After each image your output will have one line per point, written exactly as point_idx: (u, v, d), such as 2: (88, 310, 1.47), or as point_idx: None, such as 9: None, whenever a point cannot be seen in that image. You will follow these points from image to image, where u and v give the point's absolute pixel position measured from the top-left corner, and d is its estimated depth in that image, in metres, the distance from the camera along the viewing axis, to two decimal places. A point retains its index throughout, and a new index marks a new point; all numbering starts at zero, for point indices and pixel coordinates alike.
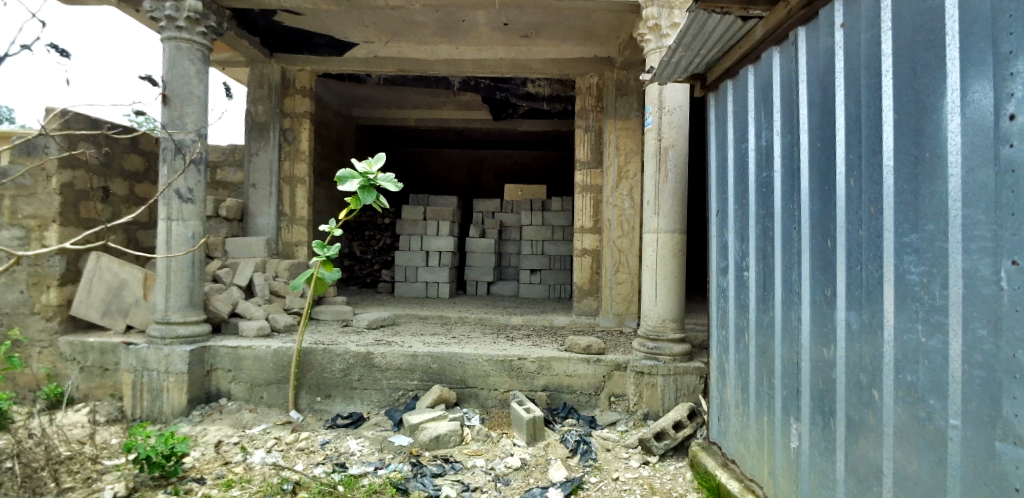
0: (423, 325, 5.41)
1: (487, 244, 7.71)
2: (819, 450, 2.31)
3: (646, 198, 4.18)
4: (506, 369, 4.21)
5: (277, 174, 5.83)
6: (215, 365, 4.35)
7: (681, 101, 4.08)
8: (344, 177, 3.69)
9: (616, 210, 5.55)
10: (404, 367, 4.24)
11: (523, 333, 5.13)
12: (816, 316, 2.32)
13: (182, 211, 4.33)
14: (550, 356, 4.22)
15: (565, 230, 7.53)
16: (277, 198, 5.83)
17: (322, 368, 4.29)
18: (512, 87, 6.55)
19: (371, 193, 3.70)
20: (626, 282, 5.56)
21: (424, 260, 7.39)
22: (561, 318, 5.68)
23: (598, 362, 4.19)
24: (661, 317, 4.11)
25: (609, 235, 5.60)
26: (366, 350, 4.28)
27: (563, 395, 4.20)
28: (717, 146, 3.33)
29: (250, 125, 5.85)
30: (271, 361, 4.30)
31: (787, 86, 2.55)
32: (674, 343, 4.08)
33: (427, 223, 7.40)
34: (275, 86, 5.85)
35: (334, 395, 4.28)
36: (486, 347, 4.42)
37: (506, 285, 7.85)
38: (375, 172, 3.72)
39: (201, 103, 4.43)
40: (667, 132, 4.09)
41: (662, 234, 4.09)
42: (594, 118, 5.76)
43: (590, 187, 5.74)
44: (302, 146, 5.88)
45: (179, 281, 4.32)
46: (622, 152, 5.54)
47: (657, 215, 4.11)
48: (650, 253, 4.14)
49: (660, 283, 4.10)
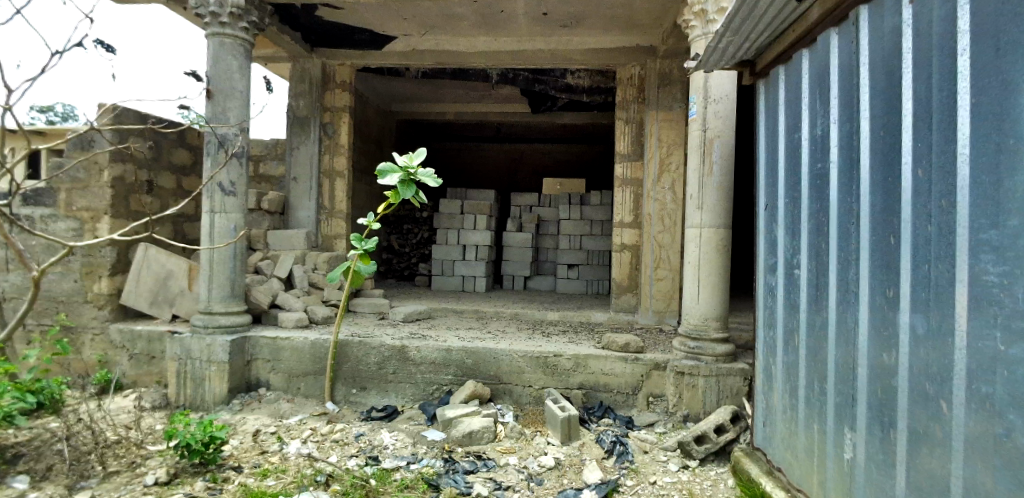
0: (459, 319, 5.38)
1: (524, 239, 7.63)
2: (876, 464, 2.13)
3: (690, 191, 4.01)
4: (541, 366, 4.13)
5: (317, 168, 5.90)
6: (255, 355, 4.43)
7: (728, 90, 3.89)
8: (384, 171, 3.66)
9: (658, 204, 5.38)
10: (439, 362, 4.22)
11: (559, 329, 5.04)
12: (875, 320, 2.14)
13: (225, 204, 4.41)
14: (586, 353, 4.11)
15: (603, 225, 7.38)
16: (317, 192, 5.90)
17: (358, 360, 4.30)
18: (551, 79, 6.42)
19: (411, 188, 3.66)
20: (666, 279, 5.38)
21: (461, 254, 7.38)
22: (599, 314, 5.56)
23: (636, 361, 4.05)
24: (704, 315, 3.93)
25: (650, 230, 5.43)
26: (401, 344, 4.27)
27: (599, 393, 4.09)
28: (767, 136, 3.14)
29: (291, 119, 5.94)
30: (308, 353, 4.34)
31: (847, 70, 2.36)
32: (717, 344, 3.90)
33: (464, 217, 7.38)
34: (316, 81, 5.91)
35: (369, 387, 4.30)
36: (521, 343, 4.35)
37: (543, 280, 7.76)
38: (416, 167, 3.68)
39: (243, 98, 4.49)
40: (712, 123, 3.91)
41: (705, 230, 3.92)
42: (635, 109, 5.58)
43: (630, 180, 5.58)
44: (342, 140, 5.93)
45: (222, 273, 4.41)
46: (663, 144, 5.35)
47: (700, 209, 3.94)
48: (693, 249, 3.98)
49: (703, 281, 3.94)
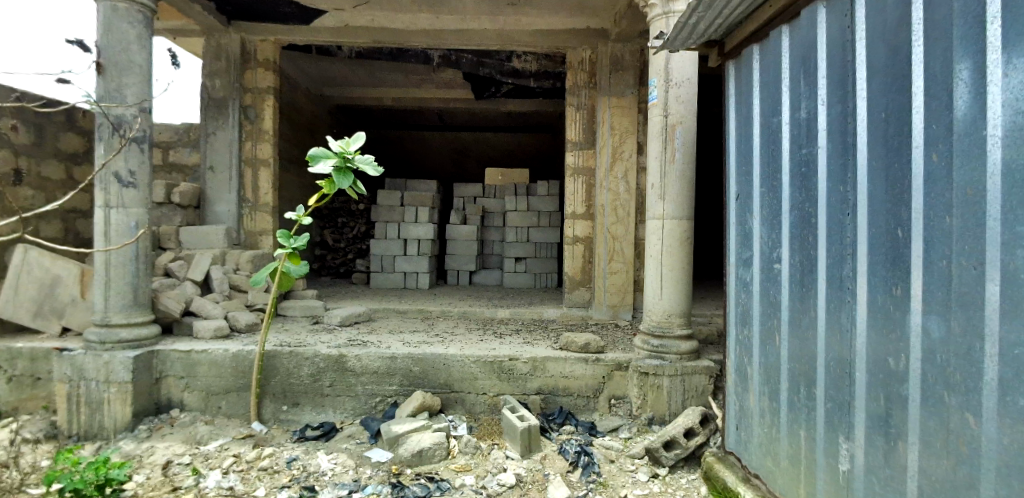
0: (402, 321, 4.94)
1: (469, 231, 7.26)
2: (878, 477, 1.97)
3: (651, 180, 3.77)
4: (495, 371, 3.79)
5: (237, 156, 5.25)
6: (165, 372, 3.84)
7: (691, 73, 3.68)
8: (316, 156, 3.17)
9: (611, 194, 5.16)
10: (381, 371, 3.80)
11: (512, 328, 4.71)
12: (878, 321, 1.96)
13: (123, 197, 3.75)
14: (544, 356, 3.81)
15: (551, 216, 7.12)
16: (237, 183, 5.25)
17: (288, 373, 3.81)
18: (497, 62, 6.03)
19: (348, 176, 3.19)
20: (620, 272, 5.19)
21: (402, 249, 6.91)
22: (551, 310, 5.28)
23: (597, 363, 3.79)
24: (667, 312, 3.71)
25: (603, 221, 5.19)
26: (338, 353, 3.80)
27: (559, 398, 3.81)
28: (738, 121, 2.94)
29: (206, 101, 5.25)
30: (230, 367, 3.81)
31: (838, 46, 2.15)
32: (681, 341, 3.69)
33: (404, 209, 6.92)
34: (233, 58, 5.24)
35: (303, 403, 3.81)
36: (471, 347, 3.99)
37: (489, 274, 7.43)
38: (353, 152, 3.22)
39: (143, 72, 3.83)
40: (673, 108, 3.68)
41: (668, 221, 3.69)
42: (586, 95, 5.31)
43: (583, 169, 5.30)
44: (266, 125, 5.30)
45: (121, 278, 3.76)
46: (616, 132, 5.14)
47: (662, 199, 3.71)
48: (655, 241, 3.74)
49: (666, 275, 3.71)
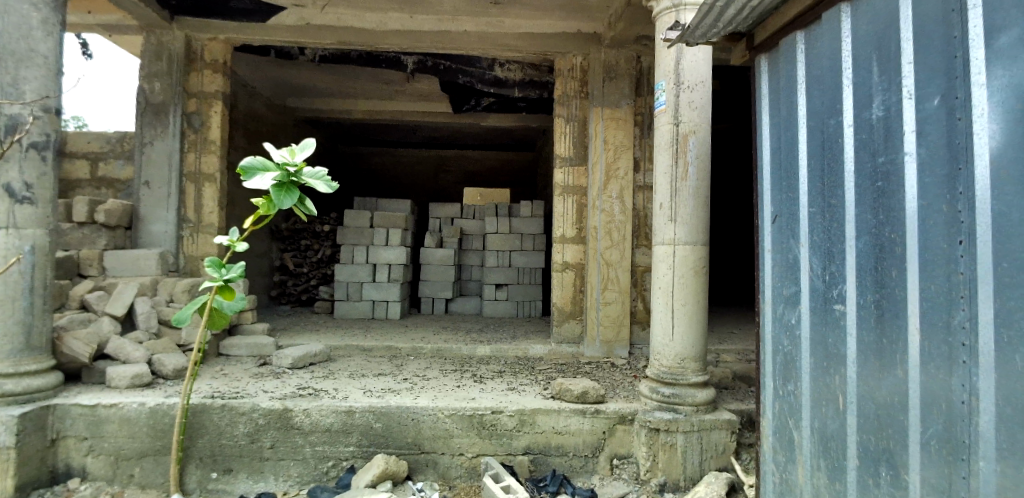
0: (365, 362, 4.25)
1: (446, 255, 6.62)
2: None
3: (658, 199, 3.22)
4: (474, 427, 3.14)
5: (177, 169, 4.57)
6: (64, 432, 3.10)
7: (705, 75, 3.17)
8: (249, 169, 2.49)
9: (604, 216, 4.61)
10: (335, 429, 3.11)
11: (493, 370, 4.06)
12: (1016, 389, 1.46)
13: (16, 215, 3.02)
14: (532, 408, 3.17)
15: (535, 239, 6.55)
16: (177, 200, 4.56)
17: (218, 432, 3.09)
18: (477, 70, 5.48)
19: (292, 195, 2.53)
20: (615, 303, 4.60)
21: (370, 275, 6.23)
22: (537, 347, 4.65)
23: (595, 415, 3.17)
24: (679, 356, 3.12)
25: (595, 245, 4.63)
26: (282, 406, 3.11)
27: (551, 459, 3.17)
28: (773, 127, 2.43)
29: (142, 106, 4.57)
30: (147, 426, 3.09)
31: (935, 23, 1.67)
32: (697, 389, 3.09)
33: (374, 231, 6.27)
34: (176, 57, 4.59)
35: (236, 469, 3.10)
36: (447, 396, 3.33)
37: (467, 302, 6.80)
38: (299, 164, 2.55)
39: (48, 64, 3.16)
40: (685, 114, 3.16)
41: (680, 247, 3.13)
42: (577, 105, 4.77)
43: (573, 188, 4.73)
44: (213, 134, 4.63)
45: (8, 315, 3.01)
46: (610, 147, 4.62)
47: (673, 221, 3.15)
48: (664, 271, 3.16)
49: (678, 311, 3.13)
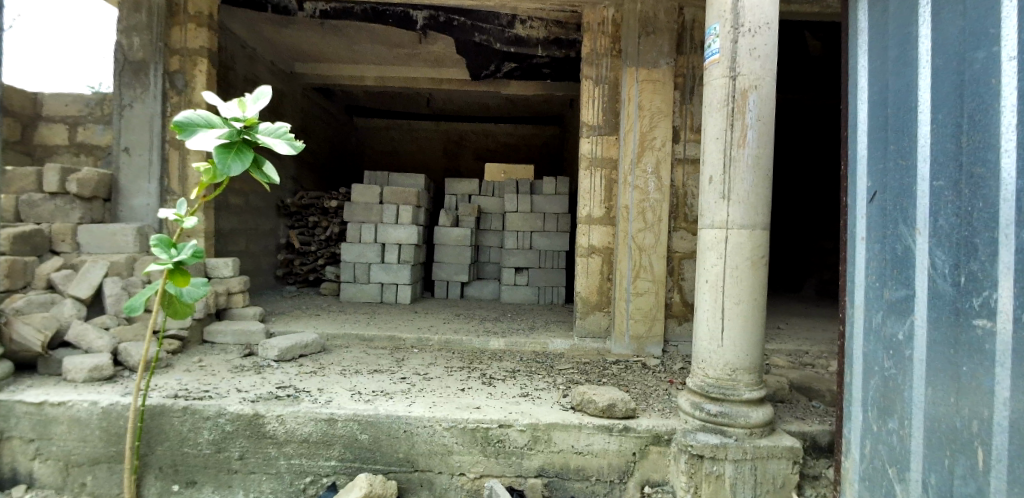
0: (362, 355, 3.77)
1: (461, 235, 6.07)
2: None
3: (707, 171, 2.61)
4: (477, 442, 2.63)
5: (160, 135, 4.13)
6: (8, 432, 2.69)
7: (772, 15, 2.51)
8: (187, 125, 2.01)
9: (638, 193, 4.00)
10: (313, 439, 2.64)
11: (506, 369, 3.53)
12: None
13: None
14: (546, 422, 2.63)
15: (559, 219, 5.96)
16: (160, 170, 4.13)
17: (180, 439, 2.65)
18: (495, 27, 4.87)
19: (243, 158, 2.05)
20: (648, 294, 4.02)
21: (379, 255, 5.74)
22: (557, 341, 4.11)
23: (624, 434, 2.62)
24: (729, 366, 2.54)
25: (627, 227, 4.03)
26: (252, 411, 2.64)
27: (568, 483, 2.65)
28: (874, 77, 1.87)
29: (120, 65, 4.12)
30: (98, 429, 2.66)
31: None
32: (751, 408, 2.52)
33: (383, 207, 5.77)
34: (157, 8, 4.10)
35: (201, 482, 2.67)
36: (446, 402, 2.82)
37: (484, 286, 6.29)
38: (251, 119, 2.08)
39: None
40: (745, 66, 2.51)
41: (734, 231, 2.52)
42: (608, 65, 4.10)
43: (602, 161, 4.12)
44: (198, 95, 4.15)
45: None
46: (645, 113, 3.99)
47: (726, 199, 2.54)
48: (712, 260, 2.56)
49: (730, 311, 2.53)
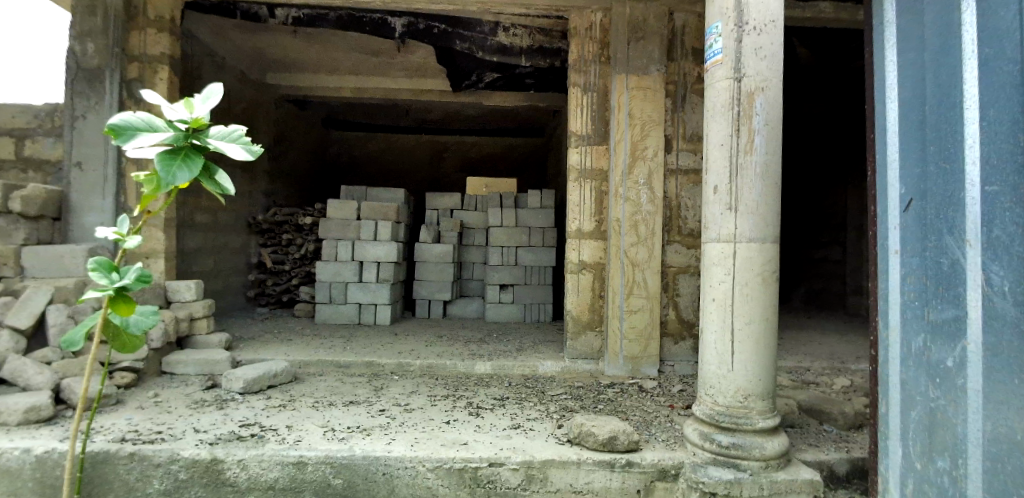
0: (338, 384, 3.47)
1: (443, 251, 5.81)
2: None
3: (712, 180, 2.42)
4: (466, 485, 2.36)
5: (116, 148, 3.82)
6: None
7: (778, 12, 2.34)
8: (124, 129, 1.74)
9: (630, 205, 3.79)
10: (283, 487, 2.34)
11: (494, 396, 3.26)
12: None
13: None
14: (543, 459, 2.38)
15: (545, 234, 5.74)
16: (116, 186, 3.81)
17: (126, 490, 2.33)
18: (477, 35, 4.67)
19: (192, 165, 1.78)
20: (642, 311, 3.80)
21: (356, 274, 5.44)
22: (548, 364, 3.87)
23: (626, 470, 2.38)
24: (741, 392, 2.32)
25: (619, 241, 3.82)
26: (211, 455, 2.34)
27: None
28: (907, 77, 1.73)
29: (73, 73, 3.80)
30: (31, 480, 2.33)
31: None
32: (765, 438, 2.29)
33: (361, 224, 5.49)
34: (113, 13, 3.81)
35: None
36: (432, 438, 2.55)
37: (468, 304, 6.03)
38: (201, 121, 1.83)
39: None
40: (751, 67, 2.33)
41: (743, 244, 2.31)
42: (596, 72, 3.94)
43: (592, 172, 3.92)
44: (158, 105, 3.90)
45: None
46: (636, 121, 3.81)
47: (732, 211, 2.34)
48: (720, 275, 2.36)
49: (740, 332, 2.32)
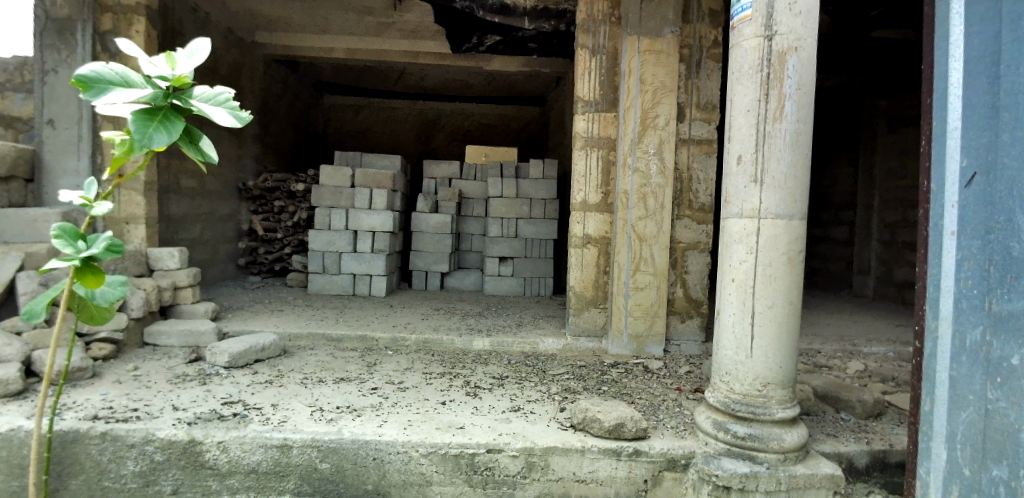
0: (328, 359, 3.31)
1: (441, 222, 5.60)
2: None
3: (735, 150, 2.21)
4: (462, 471, 2.21)
5: (90, 106, 3.56)
6: None
7: None
8: (95, 82, 1.53)
9: (639, 177, 3.57)
10: (269, 471, 2.19)
11: (490, 375, 3.10)
12: None
13: None
14: (544, 446, 2.22)
15: (546, 205, 5.52)
16: (91, 147, 3.58)
17: (98, 471, 2.18)
18: None
19: (170, 128, 1.57)
20: (648, 288, 3.61)
21: (351, 244, 5.25)
22: (549, 341, 3.71)
23: (634, 459, 2.22)
24: (760, 379, 2.15)
25: (626, 215, 3.61)
26: (189, 436, 2.18)
27: None
28: (978, 40, 1.55)
29: (41, 22, 3.52)
30: None
31: None
32: (784, 429, 2.14)
33: (355, 191, 5.27)
34: None
35: None
36: (426, 421, 2.39)
37: (465, 277, 5.85)
38: (183, 78, 1.62)
39: None
40: (784, 24, 2.10)
41: (768, 221, 2.12)
42: (606, 33, 3.66)
43: (598, 141, 3.69)
44: (134, 59, 3.63)
45: None
46: (648, 87, 3.55)
47: (757, 184, 2.13)
48: (741, 255, 2.17)
49: (761, 316, 2.14)
